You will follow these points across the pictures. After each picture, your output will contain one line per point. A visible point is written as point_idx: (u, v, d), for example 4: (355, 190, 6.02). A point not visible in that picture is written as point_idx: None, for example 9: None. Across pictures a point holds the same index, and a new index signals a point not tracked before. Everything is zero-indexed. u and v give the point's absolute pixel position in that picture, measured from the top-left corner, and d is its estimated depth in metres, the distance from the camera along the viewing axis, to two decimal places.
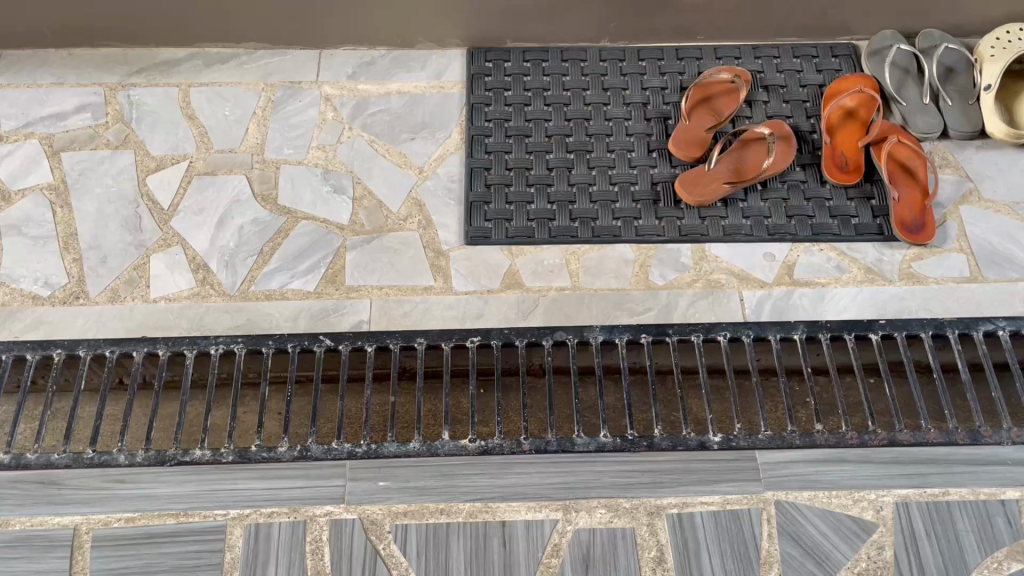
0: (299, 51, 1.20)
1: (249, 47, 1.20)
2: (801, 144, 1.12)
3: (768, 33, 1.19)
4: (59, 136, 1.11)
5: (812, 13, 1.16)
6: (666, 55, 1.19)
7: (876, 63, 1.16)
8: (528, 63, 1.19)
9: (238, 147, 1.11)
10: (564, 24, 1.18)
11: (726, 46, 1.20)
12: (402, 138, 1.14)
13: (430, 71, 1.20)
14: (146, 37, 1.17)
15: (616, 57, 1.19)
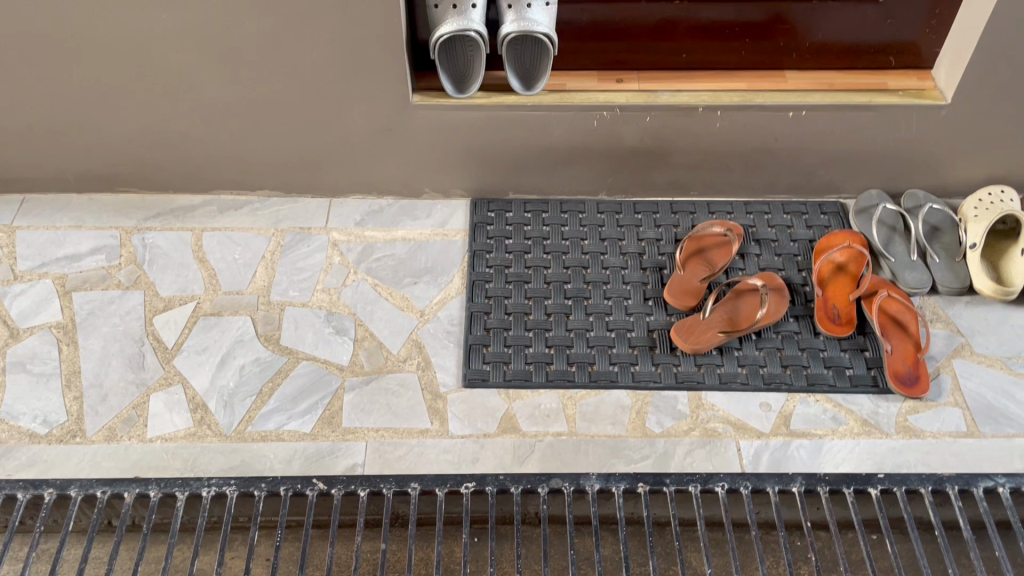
0: (309, 199, 1.26)
1: (262, 194, 1.25)
2: (794, 296, 1.14)
3: (759, 190, 1.25)
4: (72, 276, 1.14)
5: (800, 172, 1.22)
6: (661, 209, 1.24)
7: (864, 220, 1.21)
8: (529, 214, 1.24)
9: (244, 289, 1.14)
10: (564, 179, 1.24)
11: (718, 201, 1.25)
12: (405, 282, 1.16)
13: (435, 219, 1.24)
14: (165, 183, 1.23)
15: (613, 209, 1.24)
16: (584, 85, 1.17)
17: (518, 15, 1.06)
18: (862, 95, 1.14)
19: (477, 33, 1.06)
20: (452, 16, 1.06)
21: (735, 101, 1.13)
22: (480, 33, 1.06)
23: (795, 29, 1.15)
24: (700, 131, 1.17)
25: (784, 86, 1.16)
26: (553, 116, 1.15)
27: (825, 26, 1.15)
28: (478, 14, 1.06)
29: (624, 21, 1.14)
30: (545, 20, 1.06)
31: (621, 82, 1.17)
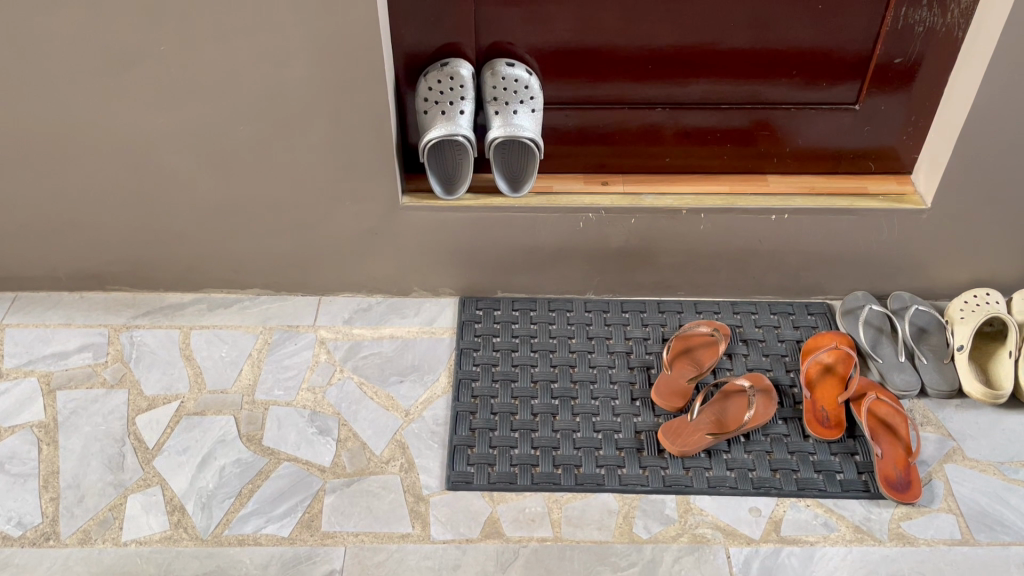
0: (299, 296, 1.26)
1: (252, 293, 1.26)
2: (782, 397, 1.14)
3: (746, 291, 1.26)
4: (58, 374, 1.14)
5: (785, 273, 1.23)
6: (648, 308, 1.24)
7: (851, 321, 1.21)
8: (517, 311, 1.24)
9: (229, 387, 1.13)
10: (552, 278, 1.24)
11: (706, 301, 1.26)
12: (391, 380, 1.15)
13: (423, 317, 1.24)
14: (156, 281, 1.24)
15: (601, 307, 1.24)
16: (570, 187, 1.19)
17: (505, 120, 1.09)
18: (843, 198, 1.17)
19: (466, 138, 1.08)
20: (441, 121, 1.08)
21: (718, 203, 1.16)
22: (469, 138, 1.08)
23: (775, 135, 1.19)
24: (685, 233, 1.18)
25: (767, 189, 1.18)
26: (540, 217, 1.17)
27: (805, 133, 1.19)
28: (467, 119, 1.09)
29: (608, 127, 1.18)
30: (531, 125, 1.09)
31: (607, 184, 1.20)
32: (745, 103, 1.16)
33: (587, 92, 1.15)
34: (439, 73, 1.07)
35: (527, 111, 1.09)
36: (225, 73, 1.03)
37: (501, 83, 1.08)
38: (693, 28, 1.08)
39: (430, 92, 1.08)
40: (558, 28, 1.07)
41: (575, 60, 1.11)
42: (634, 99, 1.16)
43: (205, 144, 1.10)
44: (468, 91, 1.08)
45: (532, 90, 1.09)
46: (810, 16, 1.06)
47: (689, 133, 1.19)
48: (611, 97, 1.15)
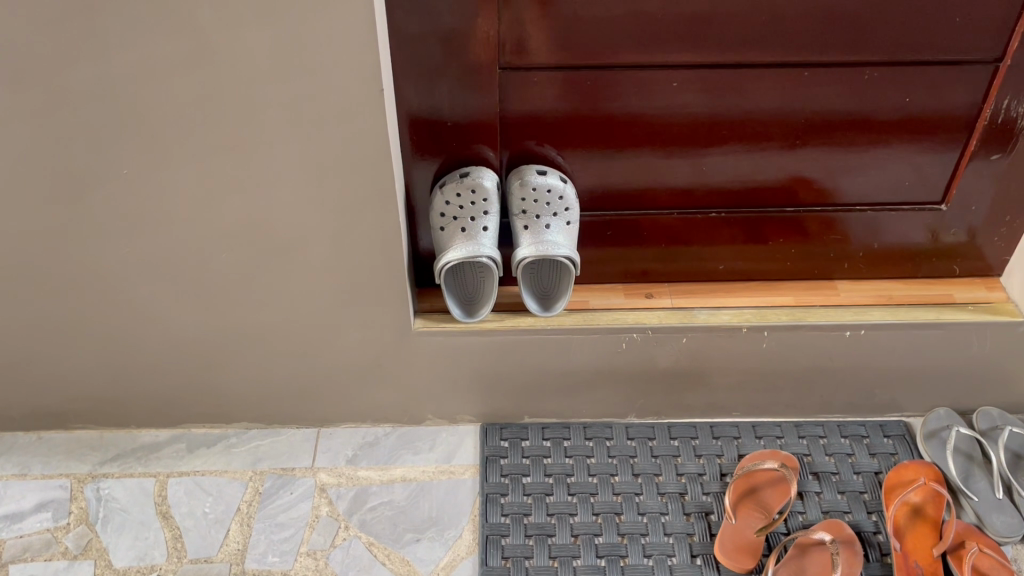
0: (294, 429, 1.09)
1: (240, 427, 1.09)
2: (867, 548, 0.97)
3: (811, 410, 1.09)
4: (11, 543, 0.96)
5: (857, 391, 1.07)
6: (700, 433, 1.08)
7: (935, 447, 1.05)
8: (548, 442, 1.07)
9: (214, 554, 0.95)
10: (588, 402, 1.07)
11: (765, 423, 1.09)
12: (406, 538, 0.97)
13: (439, 452, 1.06)
14: (127, 418, 1.07)
15: (645, 435, 1.07)
16: (609, 301, 1.02)
17: (536, 237, 0.92)
18: (926, 309, 1.01)
19: (491, 260, 0.92)
20: (460, 239, 0.92)
21: (783, 320, 0.99)
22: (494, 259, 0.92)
23: (840, 233, 1.02)
24: (744, 353, 1.02)
25: (837, 300, 1.02)
26: (575, 339, 1.00)
27: (874, 229, 1.02)
28: (490, 236, 0.92)
29: (649, 229, 1.01)
30: (566, 241, 0.93)
31: (650, 296, 1.03)
32: (793, 188, 0.98)
33: (614, 186, 0.98)
34: (457, 185, 0.90)
35: (561, 225, 0.93)
36: (205, 193, 0.86)
37: (530, 194, 0.91)
38: (754, 127, 0.92)
39: (447, 206, 0.91)
40: (595, 126, 0.91)
41: (612, 159, 0.95)
42: (679, 197, 0.99)
43: (180, 272, 0.93)
44: (491, 203, 0.91)
45: (567, 200, 0.92)
46: (891, 105, 0.91)
47: (734, 231, 1.02)
48: (647, 193, 0.99)
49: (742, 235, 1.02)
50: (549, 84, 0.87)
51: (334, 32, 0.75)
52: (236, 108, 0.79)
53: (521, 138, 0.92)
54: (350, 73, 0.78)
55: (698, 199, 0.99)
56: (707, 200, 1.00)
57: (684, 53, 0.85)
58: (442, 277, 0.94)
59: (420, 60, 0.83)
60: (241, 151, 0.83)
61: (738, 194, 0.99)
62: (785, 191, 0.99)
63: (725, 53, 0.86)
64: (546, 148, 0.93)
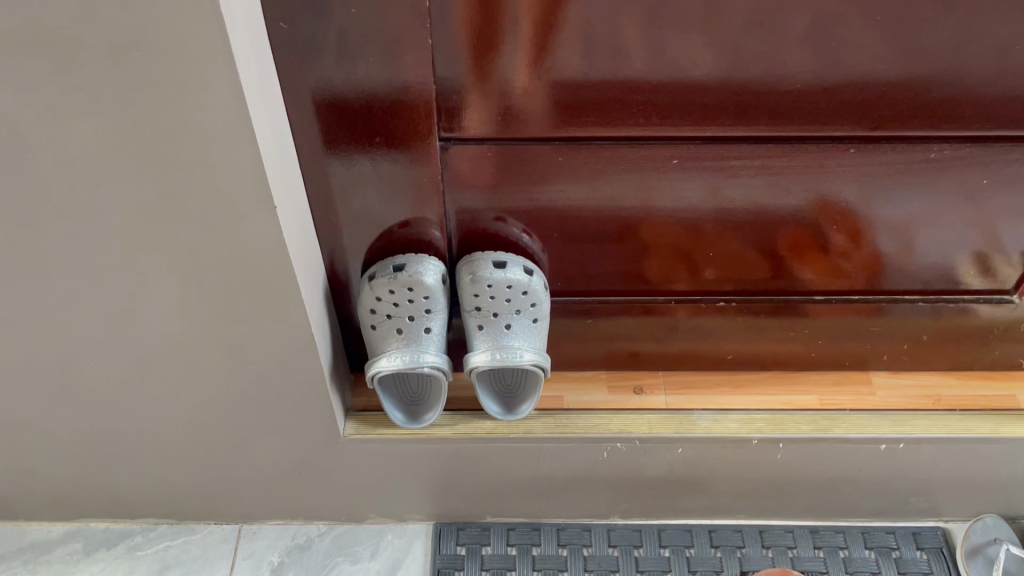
0: (212, 526, 0.92)
1: (146, 522, 0.91)
2: None
3: (831, 513, 0.91)
4: None
5: (888, 499, 0.88)
6: (696, 541, 0.90)
7: (979, 568, 0.87)
8: (513, 549, 0.89)
9: None
10: (563, 503, 0.89)
11: (774, 527, 0.91)
12: None
13: (383, 561, 0.89)
14: (10, 514, 0.89)
15: (630, 542, 0.90)
16: (588, 398, 0.83)
17: (491, 338, 0.73)
18: (984, 417, 0.81)
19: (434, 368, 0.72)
20: (395, 342, 0.72)
21: (804, 431, 0.80)
22: (439, 368, 0.72)
23: (874, 279, 0.79)
24: (753, 464, 0.83)
25: (871, 404, 0.82)
26: (545, 448, 0.81)
27: (918, 282, 0.79)
28: (435, 338, 0.72)
29: (633, 277, 0.79)
30: (529, 343, 0.73)
31: (640, 392, 0.84)
32: (814, 225, 0.74)
33: (586, 216, 0.73)
34: (388, 281, 0.69)
35: (524, 323, 0.73)
36: (46, 316, 0.63)
37: (485, 290, 0.70)
38: (773, 190, 0.71)
39: (377, 303, 0.71)
40: (566, 194, 0.71)
41: (586, 228, 0.74)
42: (674, 255, 0.77)
43: (36, 391, 0.71)
44: (435, 300, 0.71)
45: (533, 294, 0.72)
46: (953, 168, 0.69)
47: (740, 270, 0.79)
48: (630, 228, 0.74)
49: (761, 267, 0.78)
50: (495, 104, 0.63)
51: (194, 155, 0.52)
52: (67, 230, 0.56)
53: (474, 216, 0.72)
54: (224, 201, 0.55)
55: (692, 240, 0.76)
56: (712, 234, 0.75)
57: (683, 116, 0.65)
58: (374, 383, 0.75)
59: (328, 141, 0.62)
60: (84, 273, 0.60)
61: (750, 224, 0.74)
62: (808, 227, 0.74)
63: (738, 114, 0.64)
64: (508, 222, 0.73)
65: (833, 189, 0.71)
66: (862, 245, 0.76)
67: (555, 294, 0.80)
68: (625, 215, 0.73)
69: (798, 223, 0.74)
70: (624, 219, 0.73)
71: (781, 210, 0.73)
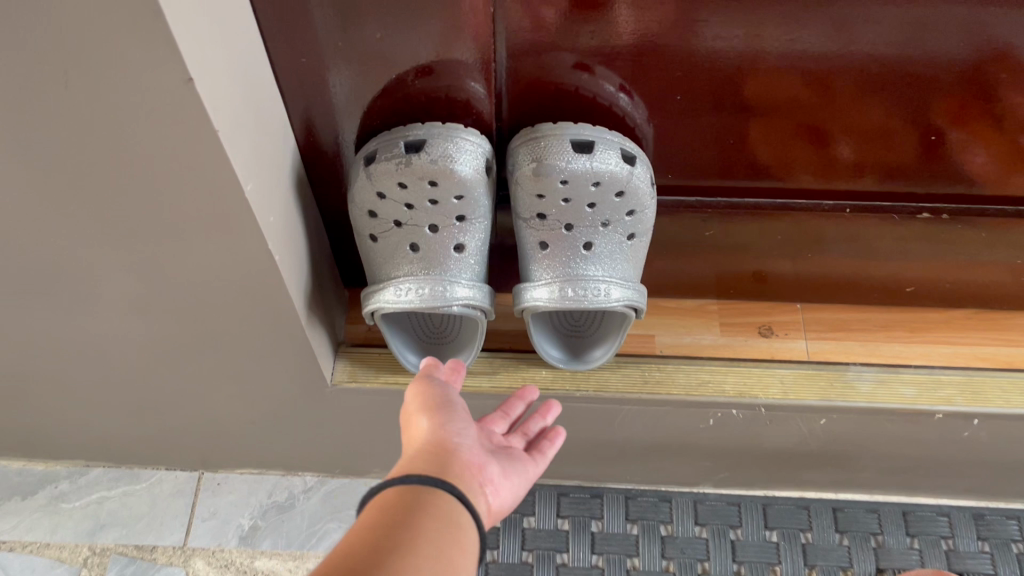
0: (162, 472, 0.68)
1: (75, 464, 0.68)
2: None
3: (1003, 494, 0.66)
4: None
5: None
6: (815, 523, 0.66)
7: None
8: (565, 523, 0.66)
9: None
10: (638, 468, 0.65)
11: (922, 508, 0.67)
12: None
13: None
14: None
15: (725, 521, 0.66)
16: (689, 340, 0.57)
17: (562, 262, 0.46)
18: None
19: (466, 306, 0.46)
20: (409, 263, 0.46)
21: (1016, 406, 0.53)
22: (475, 305, 0.47)
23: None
24: (922, 441, 0.57)
25: None
26: (624, 410, 0.55)
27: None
28: (469, 259, 0.47)
29: (725, 155, 0.50)
30: (619, 274, 0.46)
31: (767, 334, 0.57)
32: (989, 82, 0.44)
33: (669, 63, 0.43)
34: (395, 168, 0.42)
35: (613, 242, 0.46)
36: None
37: (559, 188, 0.43)
38: None
39: (379, 203, 0.44)
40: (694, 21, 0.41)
41: (718, 78, 0.44)
42: (807, 110, 0.47)
43: None
44: (472, 201, 0.44)
45: (634, 199, 0.44)
46: None
47: (882, 140, 0.48)
48: (725, 81, 0.44)
49: (907, 136, 0.48)
50: None
51: None
52: None
53: (540, 55, 0.43)
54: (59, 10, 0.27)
55: (820, 104, 0.46)
56: (848, 84, 0.45)
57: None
58: (375, 321, 0.50)
59: None
60: None
61: (912, 71, 0.44)
62: (987, 79, 0.44)
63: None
64: (595, 75, 0.44)
65: None
66: None
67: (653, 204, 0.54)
68: (713, 53, 0.43)
69: (981, 70, 0.43)
70: (741, 37, 0.41)
71: (969, 32, 0.41)
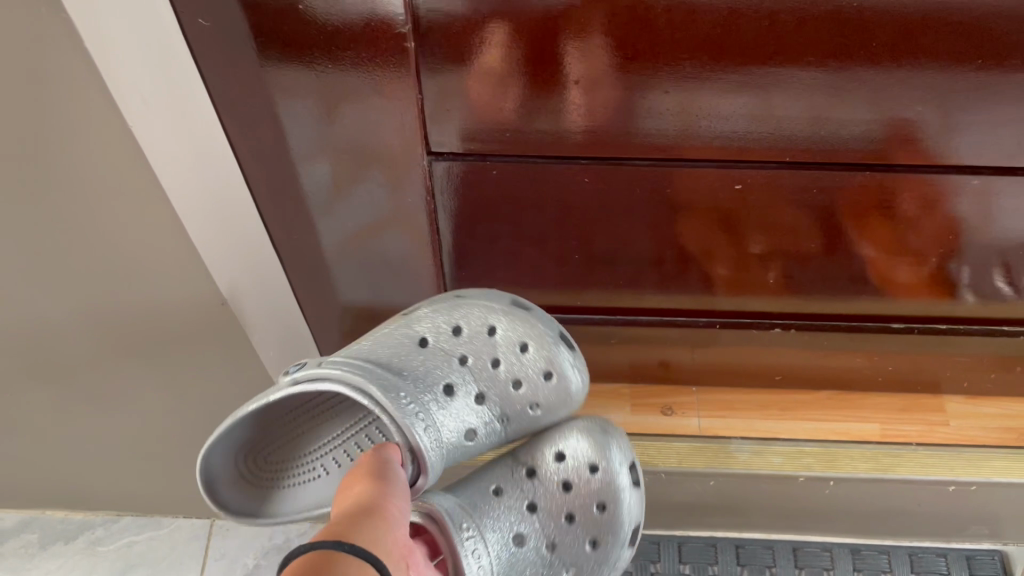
0: (181, 520, 0.82)
1: (108, 514, 0.82)
2: None
3: (875, 534, 0.80)
4: None
5: (945, 526, 0.77)
6: (721, 558, 0.80)
7: None
8: None
9: None
10: None
11: (811, 545, 0.81)
12: None
13: None
14: None
15: (646, 557, 0.80)
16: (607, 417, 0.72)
17: (494, 524, 0.57)
18: None
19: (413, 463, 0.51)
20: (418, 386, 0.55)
21: (861, 471, 0.68)
22: (418, 451, 0.51)
23: (949, 257, 0.61)
24: (794, 496, 0.71)
25: (943, 438, 0.70)
26: None
27: (1001, 264, 0.61)
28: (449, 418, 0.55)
29: (626, 293, 0.67)
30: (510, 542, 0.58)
31: (669, 413, 0.72)
32: (835, 227, 0.59)
33: (582, 222, 0.59)
34: (507, 333, 0.59)
35: (521, 572, 0.58)
36: None
37: (557, 483, 0.60)
38: (877, 189, 0.55)
39: (450, 337, 0.59)
40: (606, 184, 0.56)
41: (629, 221, 0.59)
42: (708, 240, 0.61)
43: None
44: (504, 385, 0.59)
45: (585, 560, 0.60)
46: None
47: (787, 237, 0.60)
48: (657, 197, 0.57)
49: (778, 263, 0.63)
50: (517, 59, 0.46)
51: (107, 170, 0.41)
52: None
53: (488, 210, 0.58)
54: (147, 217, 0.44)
55: (694, 254, 0.63)
56: (757, 196, 0.57)
57: (734, 128, 0.51)
58: (293, 372, 0.51)
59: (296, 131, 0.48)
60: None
61: (804, 189, 0.56)
62: (850, 203, 0.57)
63: (814, 120, 0.50)
64: (543, 191, 0.57)
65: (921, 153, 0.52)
66: (941, 230, 0.58)
67: (560, 319, 0.69)
68: (642, 180, 0.56)
69: (849, 192, 0.56)
70: (648, 195, 0.57)
71: (810, 190, 0.56)
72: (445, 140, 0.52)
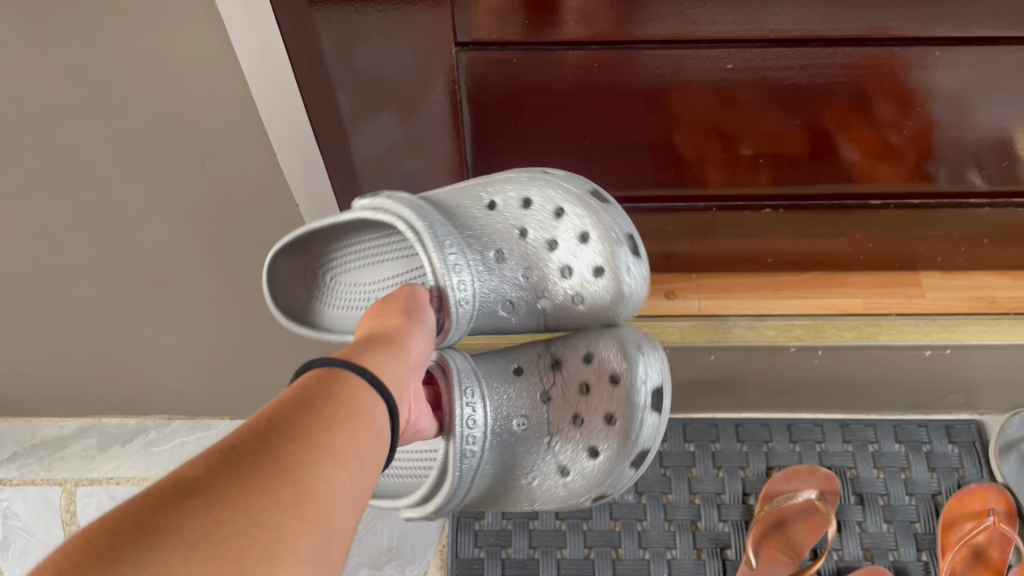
0: (227, 421, 0.90)
1: (160, 416, 0.90)
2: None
3: (862, 408, 0.87)
4: None
5: (924, 395, 0.84)
6: (722, 436, 0.86)
7: (1013, 467, 0.82)
8: None
9: None
10: None
11: (802, 422, 0.87)
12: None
13: None
14: (19, 412, 0.87)
15: None
16: None
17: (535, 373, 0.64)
18: None
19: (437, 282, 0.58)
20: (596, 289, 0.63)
21: (846, 338, 0.75)
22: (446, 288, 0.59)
23: (924, 153, 0.69)
24: (786, 368, 0.79)
25: (918, 309, 0.77)
26: None
27: (970, 158, 0.69)
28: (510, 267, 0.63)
29: (630, 190, 0.74)
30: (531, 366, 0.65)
31: (671, 297, 0.80)
32: (811, 122, 0.66)
33: (587, 122, 0.67)
34: (619, 288, 0.62)
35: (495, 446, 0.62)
36: None
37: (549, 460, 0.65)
38: (845, 85, 0.62)
39: (580, 260, 0.63)
40: (604, 86, 0.63)
41: (628, 121, 0.67)
42: (700, 139, 0.68)
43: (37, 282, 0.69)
44: (596, 348, 0.63)
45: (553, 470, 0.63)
46: None
47: (774, 141, 0.68)
48: (654, 106, 0.65)
49: (762, 159, 0.70)
50: None
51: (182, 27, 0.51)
52: None
53: (501, 112, 0.66)
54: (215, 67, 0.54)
55: (687, 153, 0.70)
56: (746, 103, 0.64)
57: (732, 17, 0.56)
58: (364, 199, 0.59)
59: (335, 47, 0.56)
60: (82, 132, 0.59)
61: (791, 96, 0.63)
62: (821, 101, 0.64)
63: (804, 8, 0.56)
64: (549, 94, 0.64)
65: (873, 51, 0.59)
66: (904, 118, 0.65)
67: None
68: (633, 83, 0.63)
69: (821, 90, 0.63)
70: (642, 95, 0.64)
71: (786, 87, 0.63)
72: (473, 32, 0.58)
